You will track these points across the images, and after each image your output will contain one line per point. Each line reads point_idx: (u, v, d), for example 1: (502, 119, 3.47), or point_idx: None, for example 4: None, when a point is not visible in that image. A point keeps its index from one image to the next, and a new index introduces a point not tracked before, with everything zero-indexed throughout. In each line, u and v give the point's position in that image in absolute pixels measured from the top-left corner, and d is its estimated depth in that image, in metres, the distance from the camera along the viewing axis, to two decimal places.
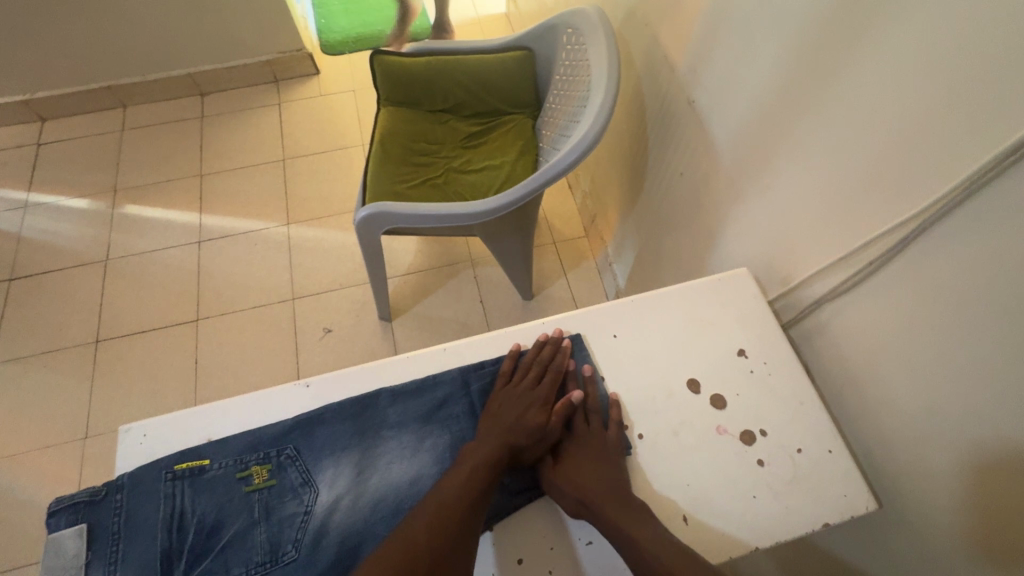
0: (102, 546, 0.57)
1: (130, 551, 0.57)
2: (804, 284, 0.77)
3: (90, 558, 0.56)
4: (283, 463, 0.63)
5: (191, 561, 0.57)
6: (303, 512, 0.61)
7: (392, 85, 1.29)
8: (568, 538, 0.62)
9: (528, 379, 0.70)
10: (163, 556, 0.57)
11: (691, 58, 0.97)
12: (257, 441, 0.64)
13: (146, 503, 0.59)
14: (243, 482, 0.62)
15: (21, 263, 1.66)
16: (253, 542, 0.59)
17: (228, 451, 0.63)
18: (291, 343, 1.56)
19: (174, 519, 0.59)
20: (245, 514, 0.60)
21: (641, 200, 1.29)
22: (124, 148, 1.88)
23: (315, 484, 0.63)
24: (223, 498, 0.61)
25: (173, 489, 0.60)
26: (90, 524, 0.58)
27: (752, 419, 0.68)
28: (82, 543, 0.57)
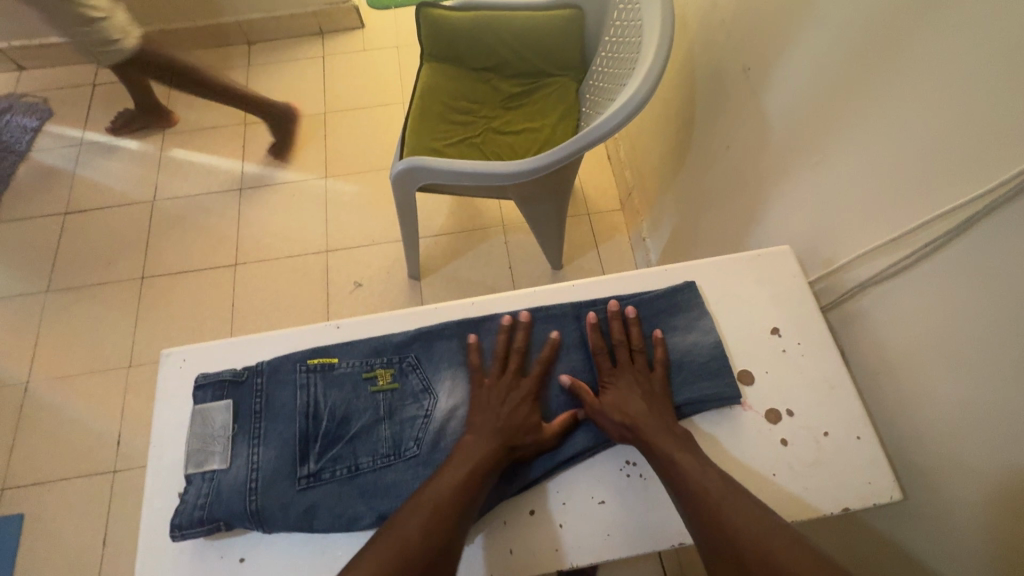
0: (250, 421, 0.63)
1: (270, 430, 0.62)
2: (849, 267, 0.74)
3: (237, 430, 0.62)
4: (404, 370, 0.68)
5: (325, 445, 0.62)
6: (422, 416, 0.65)
7: (436, 40, 1.27)
8: (582, 495, 0.62)
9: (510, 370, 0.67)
10: (302, 437, 0.62)
11: (750, 23, 0.91)
12: (382, 348, 0.69)
13: (284, 390, 0.64)
14: (368, 381, 0.66)
15: (76, 198, 1.74)
16: (378, 436, 0.63)
17: (354, 354, 0.68)
18: (323, 294, 1.60)
19: (310, 407, 0.64)
20: (370, 411, 0.65)
21: (682, 174, 1.25)
22: (173, 93, 1.92)
23: (433, 392, 0.67)
24: (352, 394, 0.65)
25: (308, 380, 0.65)
26: (235, 401, 0.64)
27: (780, 398, 0.66)
28: (228, 416, 0.63)
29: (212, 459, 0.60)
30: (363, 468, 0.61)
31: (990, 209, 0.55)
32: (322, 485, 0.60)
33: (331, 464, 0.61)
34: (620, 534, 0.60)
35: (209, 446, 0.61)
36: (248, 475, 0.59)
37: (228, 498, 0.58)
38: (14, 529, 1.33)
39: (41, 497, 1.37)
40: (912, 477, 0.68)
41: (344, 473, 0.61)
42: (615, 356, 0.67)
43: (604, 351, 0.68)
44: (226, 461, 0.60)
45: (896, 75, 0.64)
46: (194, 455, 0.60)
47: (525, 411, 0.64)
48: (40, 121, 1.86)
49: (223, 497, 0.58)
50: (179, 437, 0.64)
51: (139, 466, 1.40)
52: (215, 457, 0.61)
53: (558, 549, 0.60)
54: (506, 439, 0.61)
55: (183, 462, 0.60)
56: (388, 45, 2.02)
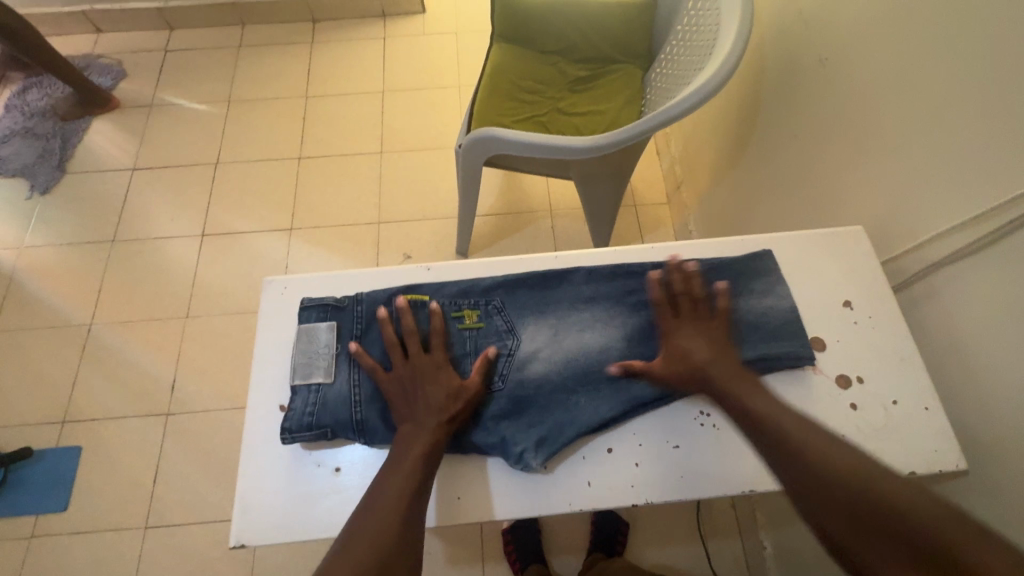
0: (350, 344, 0.67)
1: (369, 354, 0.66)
2: (919, 249, 0.76)
3: (339, 350, 0.67)
4: (489, 311, 0.71)
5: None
6: (505, 354, 0.68)
7: (509, 22, 1.32)
8: (657, 438, 0.65)
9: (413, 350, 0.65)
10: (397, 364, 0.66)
11: (829, 12, 0.93)
12: (470, 290, 0.72)
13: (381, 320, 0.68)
14: (457, 319, 0.70)
15: (144, 155, 1.82)
16: (465, 368, 0.67)
17: (445, 293, 0.72)
18: (373, 262, 1.65)
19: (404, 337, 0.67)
20: (459, 345, 0.68)
21: (740, 165, 1.28)
22: (240, 64, 2.00)
23: (516, 334, 0.70)
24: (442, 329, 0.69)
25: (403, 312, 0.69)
26: (337, 325, 0.68)
27: (851, 365, 0.69)
28: (331, 337, 0.67)
29: (317, 374, 0.65)
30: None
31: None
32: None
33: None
34: (693, 476, 0.63)
35: (314, 361, 0.65)
36: (351, 391, 0.64)
37: (334, 409, 0.62)
38: (72, 460, 1.40)
39: (98, 433, 1.44)
40: (975, 452, 0.69)
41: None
42: (681, 308, 0.68)
43: (669, 303, 0.69)
44: (330, 376, 0.65)
45: (982, 58, 0.66)
46: (301, 368, 0.65)
47: (446, 390, 0.63)
48: (114, 82, 1.94)
49: (329, 407, 0.63)
50: (284, 354, 0.69)
51: (191, 411, 1.46)
52: (320, 371, 0.65)
53: (633, 486, 0.63)
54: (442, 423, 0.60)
55: (290, 374, 0.65)
56: (447, 30, 2.07)
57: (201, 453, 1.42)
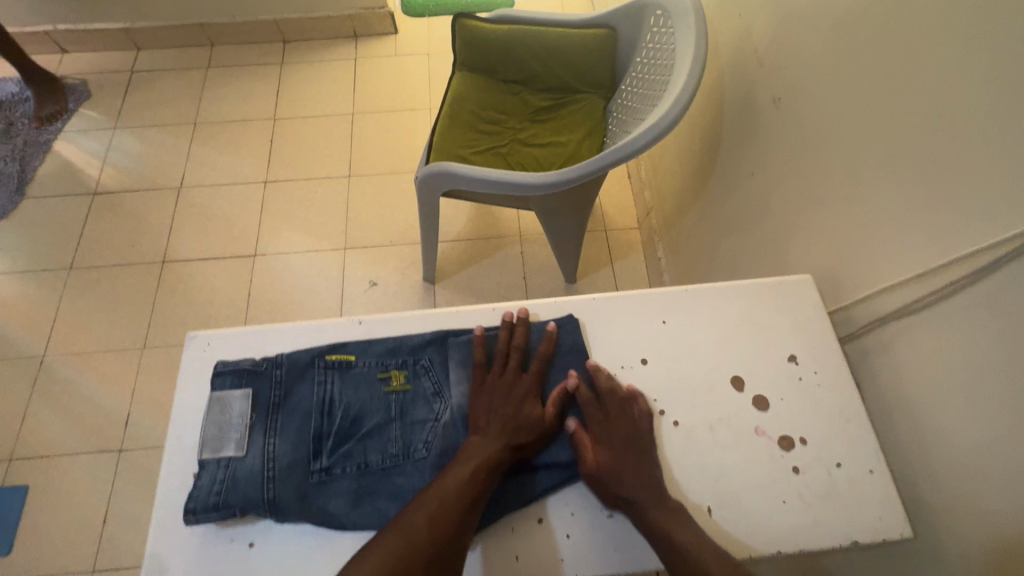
0: (268, 412, 0.64)
1: (287, 423, 0.63)
2: (868, 299, 0.74)
3: (254, 418, 0.63)
4: (417, 372, 0.68)
5: (336, 442, 0.63)
6: (432, 418, 0.66)
7: (470, 49, 1.30)
8: (591, 507, 0.62)
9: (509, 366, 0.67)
10: (316, 434, 0.63)
11: (782, 53, 0.92)
12: (398, 349, 0.69)
13: (303, 384, 0.66)
14: (383, 382, 0.67)
15: (105, 179, 1.78)
16: (388, 436, 0.64)
17: (371, 353, 0.69)
18: (338, 290, 1.62)
19: (325, 404, 0.65)
20: (383, 410, 0.65)
21: (704, 196, 1.26)
22: (208, 85, 1.97)
23: (444, 395, 0.67)
24: (365, 393, 0.66)
25: (325, 376, 0.66)
26: (253, 391, 0.65)
27: (794, 426, 0.66)
28: (246, 404, 0.64)
29: (228, 447, 0.62)
30: (372, 466, 0.62)
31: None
32: (333, 481, 0.61)
33: (342, 460, 0.62)
34: (625, 548, 0.60)
35: (226, 433, 0.62)
36: (263, 465, 0.60)
37: (243, 486, 0.59)
38: (18, 499, 1.35)
39: (45, 471, 1.38)
40: (923, 516, 0.67)
41: (354, 470, 0.62)
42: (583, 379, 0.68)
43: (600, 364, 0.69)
44: (241, 449, 0.61)
45: (927, 111, 0.65)
46: (211, 440, 0.62)
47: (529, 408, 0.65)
48: (77, 103, 1.91)
49: (238, 485, 0.59)
50: (197, 421, 0.66)
51: (145, 447, 1.42)
52: (232, 444, 0.62)
53: (564, 561, 0.60)
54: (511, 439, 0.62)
55: (200, 447, 0.62)
56: (419, 51, 2.06)
57: (153, 493, 1.37)
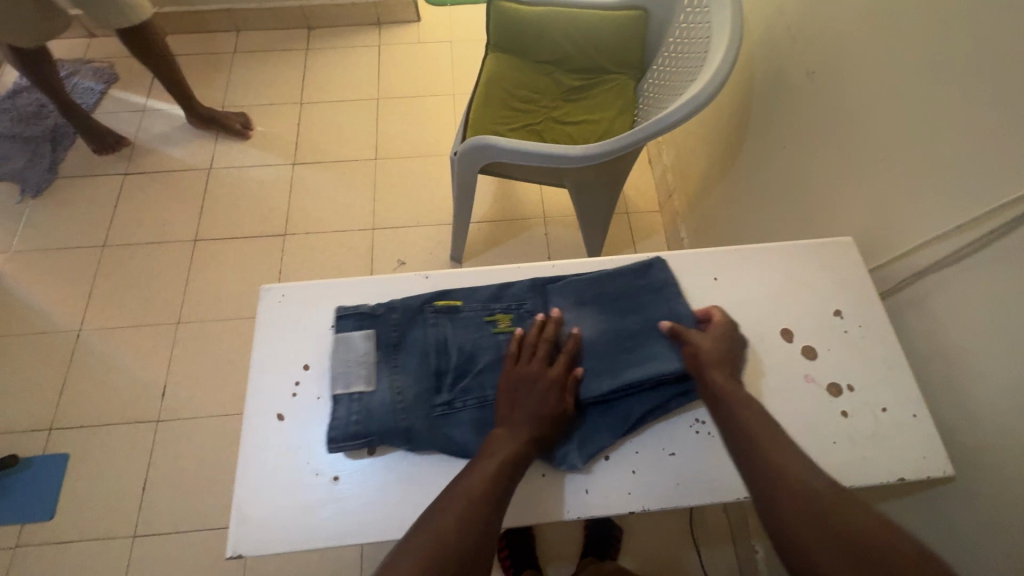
0: (391, 351, 0.69)
1: (407, 361, 0.69)
2: (906, 258, 0.78)
3: (380, 357, 0.69)
4: (520, 316, 0.73)
5: (455, 378, 0.68)
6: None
7: (504, 31, 1.34)
8: (654, 446, 0.67)
9: (539, 356, 0.67)
10: (436, 371, 0.68)
11: (817, 28, 0.95)
12: (500, 295, 0.74)
13: (418, 327, 0.71)
14: (491, 324, 0.72)
15: (136, 160, 1.81)
16: (501, 371, 0.69)
17: (476, 298, 0.74)
18: (367, 268, 1.65)
19: (440, 344, 0.70)
20: (493, 349, 0.70)
21: (732, 173, 1.30)
22: (235, 70, 2.00)
23: None
24: (476, 335, 0.71)
25: (437, 320, 0.72)
26: (374, 332, 0.71)
27: (841, 374, 0.70)
28: (370, 344, 0.70)
29: (358, 382, 0.67)
30: (488, 398, 0.67)
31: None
32: (456, 412, 0.66)
33: (462, 394, 0.67)
34: (687, 484, 0.65)
35: (355, 369, 0.68)
36: (393, 398, 0.66)
37: (379, 415, 0.65)
38: (59, 468, 1.38)
39: (85, 441, 1.42)
40: (960, 458, 0.71)
41: (474, 403, 0.67)
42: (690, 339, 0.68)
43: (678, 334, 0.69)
44: (371, 384, 0.67)
45: (965, 71, 0.68)
46: (342, 376, 0.68)
47: (554, 399, 0.64)
48: (106, 85, 1.94)
49: (373, 414, 0.65)
50: (277, 365, 0.69)
51: (181, 418, 1.45)
52: (361, 380, 0.67)
53: (630, 493, 0.64)
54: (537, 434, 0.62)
55: (332, 383, 0.68)
56: (442, 38, 2.09)
57: (191, 462, 1.40)
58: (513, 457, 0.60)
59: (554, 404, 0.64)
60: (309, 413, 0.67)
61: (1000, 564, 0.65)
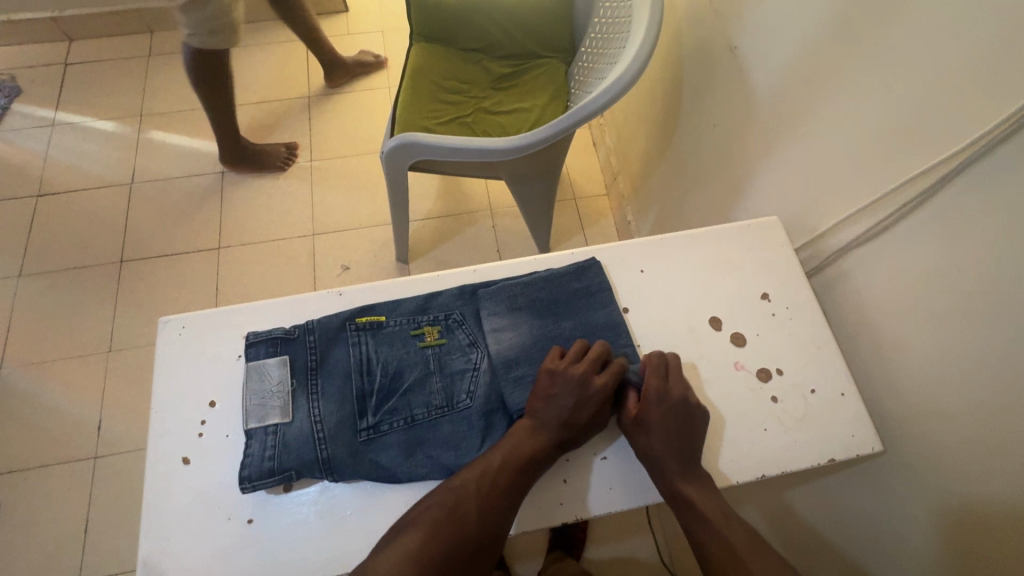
0: (307, 376, 0.63)
1: (328, 386, 0.63)
2: (831, 234, 0.77)
3: (295, 385, 0.63)
4: (450, 326, 0.68)
5: (380, 399, 0.63)
6: (471, 368, 0.66)
7: (425, 19, 1.28)
8: (586, 450, 0.65)
9: (587, 361, 0.63)
10: (359, 394, 0.62)
11: (737, 2, 0.93)
12: (428, 305, 0.69)
13: (338, 348, 0.65)
14: (417, 338, 0.67)
15: (49, 180, 1.69)
16: (430, 388, 0.64)
17: (400, 312, 0.69)
18: (310, 276, 1.59)
19: (363, 364, 0.64)
20: (421, 365, 0.65)
21: (669, 154, 1.28)
22: (151, 74, 1.88)
23: (480, 345, 0.67)
24: (403, 351, 0.66)
25: (359, 338, 0.66)
26: (289, 358, 0.64)
27: (770, 358, 0.69)
28: (284, 372, 0.63)
29: (273, 414, 0.61)
30: (418, 419, 0.62)
31: (973, 160, 0.57)
32: (382, 437, 0.61)
33: (388, 416, 0.62)
34: (620, 488, 0.63)
35: (268, 401, 0.62)
36: (311, 427, 0.60)
37: (295, 449, 0.58)
38: None
39: (16, 487, 1.33)
40: (891, 431, 0.71)
41: (401, 424, 0.62)
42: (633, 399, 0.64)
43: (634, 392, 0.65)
44: (287, 415, 0.61)
45: (876, 43, 0.67)
46: (254, 410, 0.61)
47: (589, 411, 0.62)
48: (8, 100, 1.80)
49: (290, 448, 0.58)
50: (182, 404, 0.64)
51: (121, 452, 1.37)
52: (276, 411, 0.61)
53: (563, 504, 0.62)
54: (560, 443, 0.60)
55: (244, 418, 0.61)
56: (373, 28, 2.00)
57: (135, 497, 1.33)
58: (528, 465, 0.59)
59: (586, 414, 0.61)
60: (216, 454, 0.62)
61: (930, 533, 0.66)
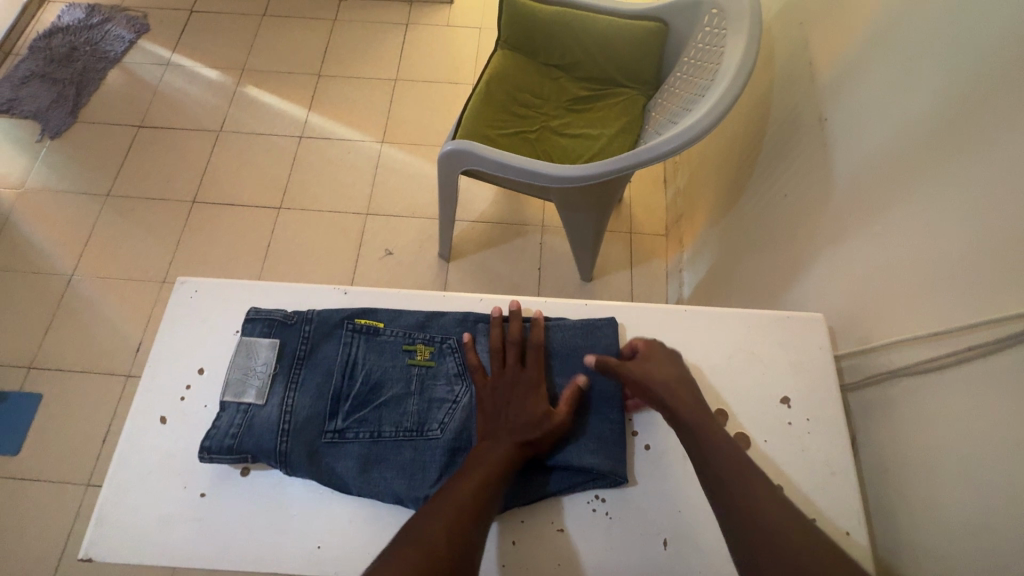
0: (292, 364, 0.63)
1: (306, 380, 0.62)
2: (880, 351, 0.68)
3: (278, 369, 0.63)
4: (443, 351, 0.67)
5: (354, 406, 0.62)
6: (450, 400, 0.63)
7: (514, 29, 1.26)
8: (541, 518, 0.61)
9: (509, 361, 0.65)
10: (334, 395, 0.62)
11: (838, 73, 0.84)
12: (427, 324, 0.68)
13: (329, 344, 0.65)
14: (407, 354, 0.66)
15: (152, 114, 1.84)
16: (405, 409, 0.62)
17: (400, 323, 0.68)
18: (354, 253, 1.63)
19: (348, 366, 0.64)
20: (403, 382, 0.64)
21: (733, 212, 1.19)
22: (260, 33, 2.00)
23: (467, 378, 0.65)
24: (389, 362, 0.65)
25: (352, 338, 0.65)
26: (279, 341, 0.65)
27: (773, 471, 0.63)
28: (272, 354, 0.64)
29: (250, 393, 0.61)
30: (384, 436, 0.61)
31: None
32: (345, 444, 0.60)
33: (356, 425, 0.61)
34: (567, 567, 0.59)
35: (248, 377, 0.62)
36: (280, 417, 0.60)
37: (258, 433, 0.59)
38: (31, 406, 1.43)
39: (57, 384, 1.46)
40: None
41: (366, 436, 0.61)
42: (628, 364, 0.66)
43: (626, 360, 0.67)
44: (262, 397, 0.61)
45: (984, 159, 0.58)
46: (234, 383, 0.62)
47: (534, 404, 0.61)
48: (136, 35, 1.97)
49: (253, 431, 0.59)
50: (174, 364, 0.66)
51: None
52: (254, 390, 0.62)
53: (503, 566, 0.59)
54: (522, 438, 0.59)
55: (222, 388, 0.62)
56: (472, 24, 2.02)
57: None
58: (499, 466, 0.57)
59: (534, 407, 0.61)
60: (190, 420, 0.63)
61: None
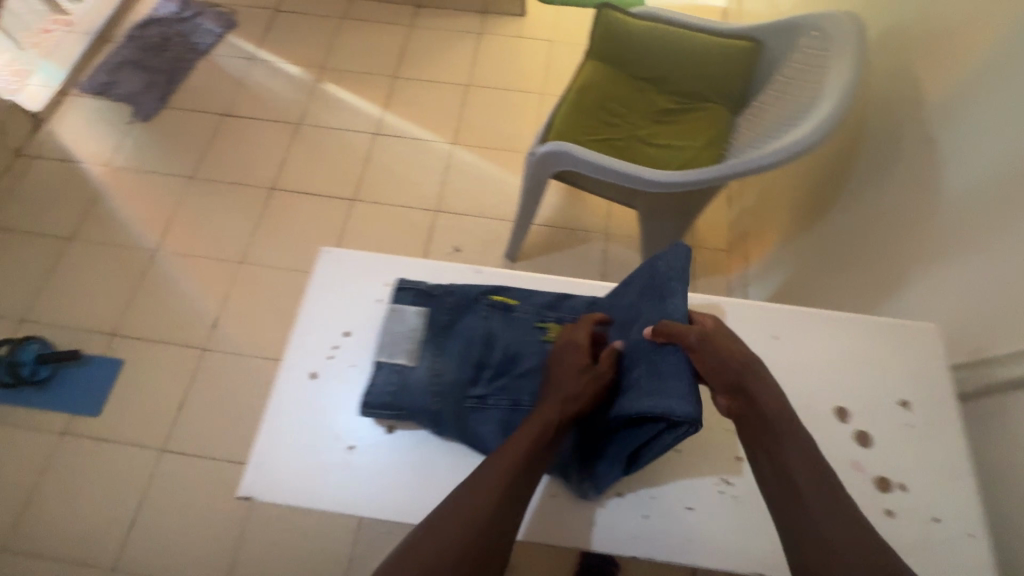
0: (438, 332, 0.68)
1: (450, 347, 0.67)
2: (998, 361, 0.70)
3: (426, 336, 0.68)
4: None
5: (494, 374, 0.66)
6: None
7: (607, 40, 1.31)
8: (670, 497, 0.69)
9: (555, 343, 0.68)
10: (476, 363, 0.66)
11: (949, 96, 0.87)
12: (558, 305, 0.72)
13: (469, 316, 0.69)
14: (541, 331, 0.70)
15: (236, 104, 1.93)
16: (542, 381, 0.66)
17: (532, 302, 0.72)
18: (424, 248, 1.68)
19: (487, 338, 0.68)
20: (540, 356, 0.67)
21: (815, 229, 1.22)
22: (341, 34, 2.09)
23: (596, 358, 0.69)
24: (524, 336, 0.69)
25: (490, 313, 0.70)
26: (425, 311, 0.70)
27: (895, 470, 0.64)
28: (420, 321, 0.69)
29: (401, 355, 0.66)
30: (523, 405, 0.64)
31: None
32: (486, 410, 0.64)
33: (497, 392, 0.65)
34: (697, 542, 0.67)
35: (400, 342, 0.67)
36: (430, 379, 0.64)
37: (412, 393, 0.63)
38: (112, 372, 1.50)
39: (137, 352, 1.53)
40: None
41: (506, 404, 0.64)
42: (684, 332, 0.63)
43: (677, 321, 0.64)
44: (412, 360, 0.66)
45: None
46: (388, 346, 0.67)
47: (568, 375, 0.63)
48: (224, 30, 2.08)
49: (407, 390, 0.63)
50: (322, 326, 0.71)
51: (226, 351, 1.53)
52: (404, 353, 0.66)
53: (639, 537, 0.67)
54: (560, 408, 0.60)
55: (377, 350, 0.67)
56: (543, 37, 2.09)
57: (224, 395, 1.47)
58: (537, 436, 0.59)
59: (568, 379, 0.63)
60: (339, 379, 0.68)
61: None
